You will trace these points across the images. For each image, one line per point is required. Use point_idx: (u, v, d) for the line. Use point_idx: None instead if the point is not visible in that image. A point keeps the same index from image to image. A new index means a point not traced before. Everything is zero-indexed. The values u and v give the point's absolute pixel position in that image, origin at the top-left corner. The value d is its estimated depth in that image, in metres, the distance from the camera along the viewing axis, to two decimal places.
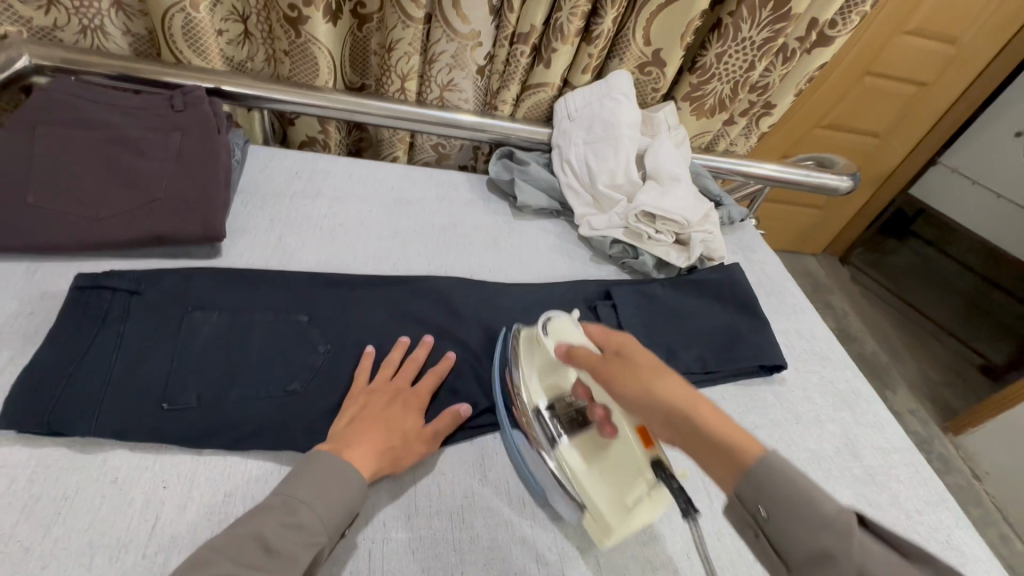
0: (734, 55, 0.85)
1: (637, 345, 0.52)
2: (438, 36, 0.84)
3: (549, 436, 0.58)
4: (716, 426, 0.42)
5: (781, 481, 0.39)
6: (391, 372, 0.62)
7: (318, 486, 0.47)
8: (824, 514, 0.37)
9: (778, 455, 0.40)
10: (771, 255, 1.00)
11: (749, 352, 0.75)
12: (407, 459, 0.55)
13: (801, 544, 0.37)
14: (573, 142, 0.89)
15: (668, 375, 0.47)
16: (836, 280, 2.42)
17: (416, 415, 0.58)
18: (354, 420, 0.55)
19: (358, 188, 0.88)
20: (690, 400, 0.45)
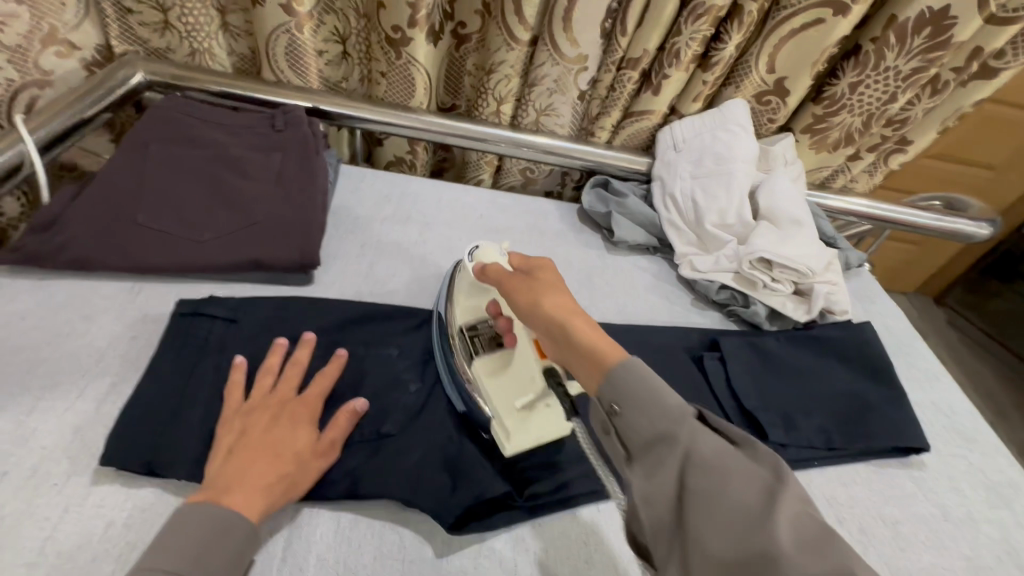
0: (872, 85, 0.75)
1: (552, 270, 0.54)
2: (542, 60, 0.80)
3: (466, 351, 0.59)
4: (591, 333, 0.46)
5: (633, 376, 0.41)
6: (268, 381, 0.53)
7: (201, 548, 0.41)
8: (665, 406, 0.40)
9: (637, 360, 0.43)
10: (895, 308, 0.89)
11: (886, 431, 0.65)
12: (305, 483, 0.48)
13: (644, 424, 0.40)
14: (678, 175, 0.82)
15: (584, 315, 0.48)
16: (931, 323, 2.20)
17: (305, 427, 0.51)
18: (236, 447, 0.47)
19: (447, 214, 0.84)
20: (567, 310, 0.48)
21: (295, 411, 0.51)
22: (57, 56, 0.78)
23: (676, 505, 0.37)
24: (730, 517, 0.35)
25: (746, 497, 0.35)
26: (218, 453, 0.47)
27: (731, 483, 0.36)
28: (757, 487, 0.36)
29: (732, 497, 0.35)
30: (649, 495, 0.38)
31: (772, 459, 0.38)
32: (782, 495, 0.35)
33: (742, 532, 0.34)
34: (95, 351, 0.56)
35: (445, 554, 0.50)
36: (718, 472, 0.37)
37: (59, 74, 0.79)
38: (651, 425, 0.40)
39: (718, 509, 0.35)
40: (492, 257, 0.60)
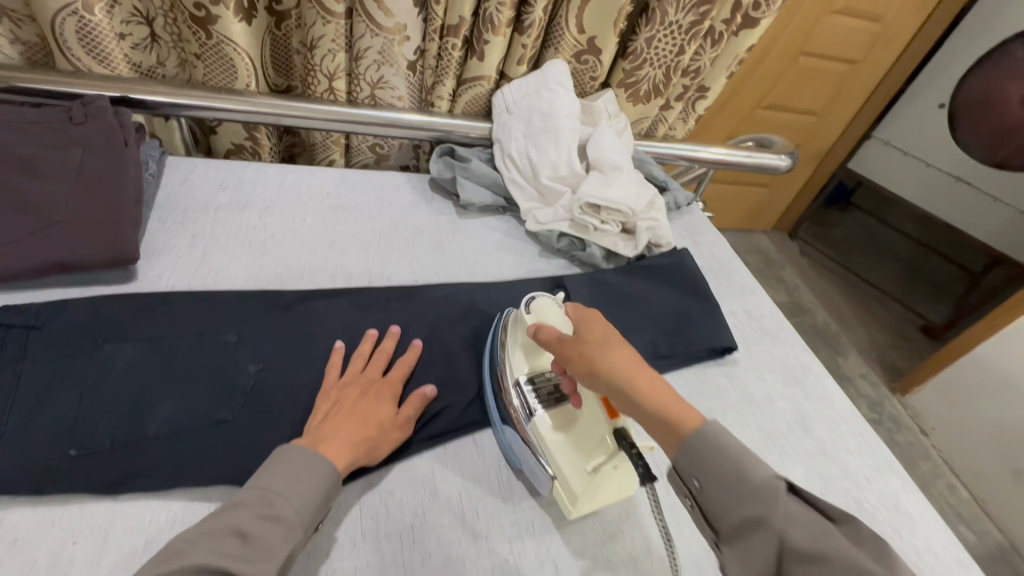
0: (663, 39, 0.86)
1: (595, 323, 0.56)
2: (361, 32, 0.80)
3: (525, 405, 0.58)
4: (665, 393, 0.49)
5: (713, 439, 0.45)
6: (359, 365, 0.60)
7: (294, 479, 0.46)
8: (747, 479, 0.42)
9: (711, 425, 0.45)
10: (719, 236, 1.01)
11: (702, 337, 0.75)
12: (382, 448, 0.55)
13: (728, 509, 0.42)
14: (513, 136, 0.87)
15: (619, 349, 0.52)
16: (787, 255, 2.50)
17: (388, 404, 0.57)
18: (333, 411, 0.54)
19: (291, 196, 0.83)
20: (635, 365, 0.51)
21: (385, 389, 0.58)
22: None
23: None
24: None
25: None
26: (312, 417, 0.54)
27: (814, 549, 0.37)
28: (856, 553, 0.37)
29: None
30: (741, 572, 0.41)
31: (873, 541, 0.38)
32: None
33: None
34: None
35: None
36: (814, 559, 0.37)
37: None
38: (738, 507, 0.42)
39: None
40: (554, 317, 0.62)
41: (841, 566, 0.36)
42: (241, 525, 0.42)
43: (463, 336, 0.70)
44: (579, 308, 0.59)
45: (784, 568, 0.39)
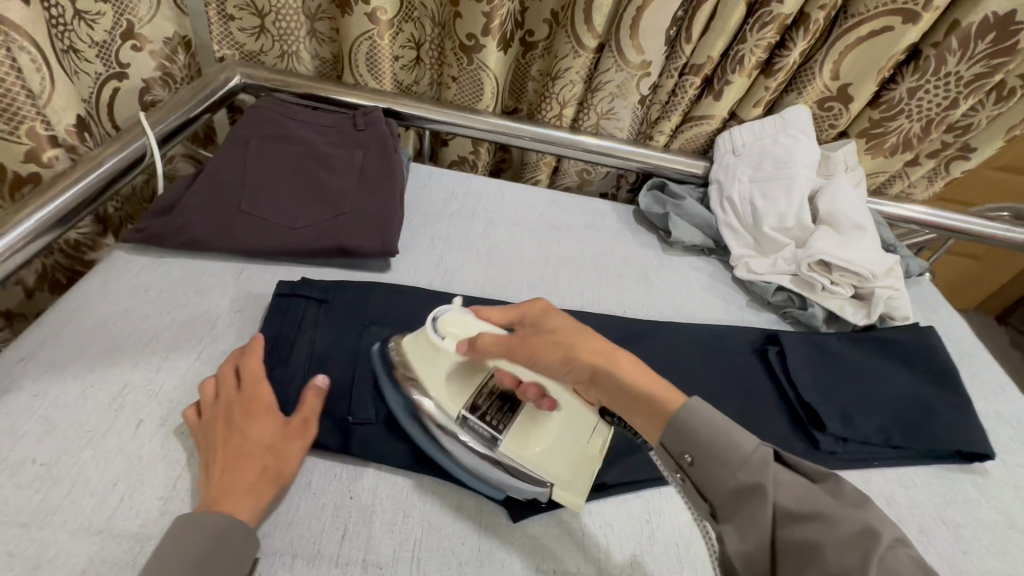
0: (931, 91, 0.78)
1: (554, 315, 0.54)
2: (607, 66, 0.83)
3: (487, 435, 0.53)
4: (637, 373, 0.47)
5: (707, 416, 0.42)
6: (214, 389, 0.52)
7: (197, 556, 0.41)
8: (739, 452, 0.40)
9: (702, 404, 0.43)
10: (958, 317, 0.87)
11: (949, 435, 0.64)
12: (287, 468, 0.48)
13: (723, 474, 0.41)
14: (737, 179, 0.84)
15: (584, 337, 0.50)
16: (993, 343, 2.08)
17: (267, 417, 0.50)
18: (212, 459, 0.47)
19: (511, 212, 0.89)
20: (603, 351, 0.49)
21: (261, 395, 0.51)
22: (133, 50, 0.79)
23: (773, 555, 0.38)
24: (727, 466, 0.40)
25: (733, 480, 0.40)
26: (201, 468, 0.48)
27: (717, 454, 0.41)
28: (745, 462, 0.40)
29: (833, 557, 0.36)
30: (749, 555, 0.39)
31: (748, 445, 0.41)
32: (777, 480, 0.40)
33: (853, 554, 0.35)
34: (206, 321, 0.62)
35: (520, 519, 0.52)
36: (717, 453, 0.41)
37: (136, 67, 0.81)
38: (676, 441, 0.43)
39: (713, 470, 0.41)
40: (463, 324, 0.55)
41: (723, 445, 0.41)
42: None
43: (671, 377, 0.68)
44: (500, 313, 0.57)
45: (782, 527, 0.39)
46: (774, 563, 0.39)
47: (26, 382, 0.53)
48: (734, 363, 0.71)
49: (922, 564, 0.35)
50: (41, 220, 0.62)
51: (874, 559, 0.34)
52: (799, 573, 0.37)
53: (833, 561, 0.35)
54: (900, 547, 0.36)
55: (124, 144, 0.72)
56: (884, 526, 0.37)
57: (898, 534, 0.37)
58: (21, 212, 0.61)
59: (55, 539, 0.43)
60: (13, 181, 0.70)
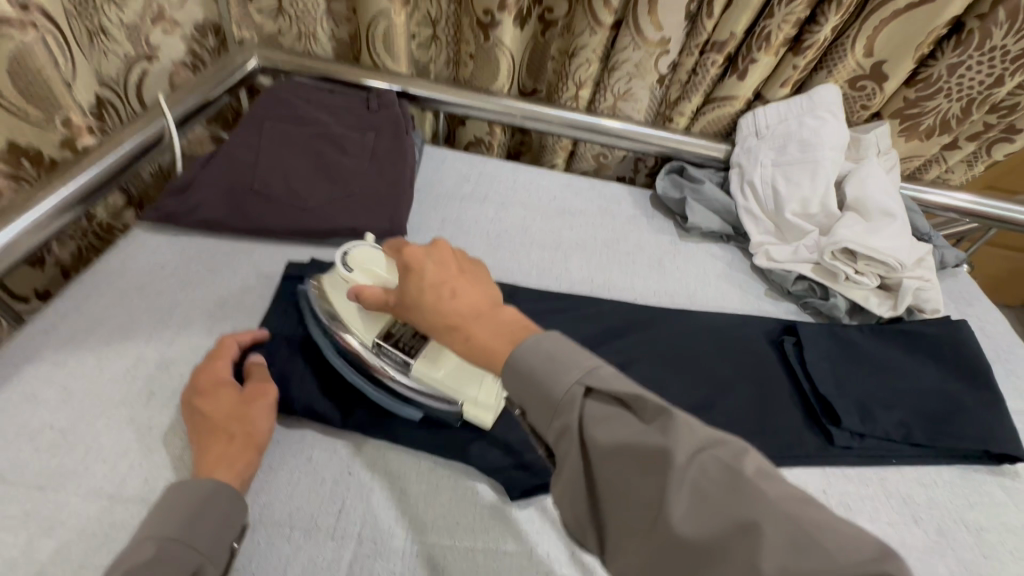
0: (974, 67, 0.72)
1: (409, 279, 0.45)
2: (624, 44, 0.81)
3: (398, 361, 0.52)
4: (477, 348, 0.41)
5: (531, 354, 0.39)
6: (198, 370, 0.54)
7: (189, 515, 0.41)
8: (549, 398, 0.37)
9: (533, 339, 0.39)
10: (996, 312, 0.82)
11: (977, 434, 0.61)
12: (259, 425, 0.49)
13: (545, 424, 0.38)
14: (759, 163, 0.80)
15: (427, 311, 0.43)
16: None
17: (229, 390, 0.50)
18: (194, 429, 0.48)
19: (523, 195, 0.87)
20: (450, 321, 0.42)
21: (217, 368, 0.52)
22: (165, 32, 0.82)
23: (592, 493, 0.37)
24: (550, 408, 0.37)
25: (554, 426, 0.38)
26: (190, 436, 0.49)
27: (539, 393, 0.38)
28: (564, 400, 0.37)
29: (643, 493, 0.34)
30: (569, 498, 0.38)
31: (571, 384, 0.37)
32: (596, 416, 0.37)
33: (656, 489, 0.34)
34: (216, 299, 0.63)
35: (516, 502, 0.52)
36: (541, 391, 0.38)
37: (168, 49, 0.84)
38: (510, 388, 0.39)
39: (538, 415, 0.38)
40: (374, 257, 0.57)
41: (545, 387, 0.38)
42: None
43: (680, 366, 0.66)
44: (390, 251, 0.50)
45: (597, 465, 0.37)
46: (592, 498, 0.37)
47: (47, 353, 0.55)
48: (749, 353, 0.68)
49: (725, 474, 0.33)
50: (63, 198, 0.64)
51: (675, 491, 0.33)
52: (614, 508, 0.36)
53: (639, 493, 0.35)
54: (700, 459, 0.34)
55: (144, 125, 0.74)
56: (687, 443, 0.34)
57: (702, 444, 0.34)
58: (41, 193, 0.63)
59: (69, 502, 0.46)
60: (49, 164, 0.68)
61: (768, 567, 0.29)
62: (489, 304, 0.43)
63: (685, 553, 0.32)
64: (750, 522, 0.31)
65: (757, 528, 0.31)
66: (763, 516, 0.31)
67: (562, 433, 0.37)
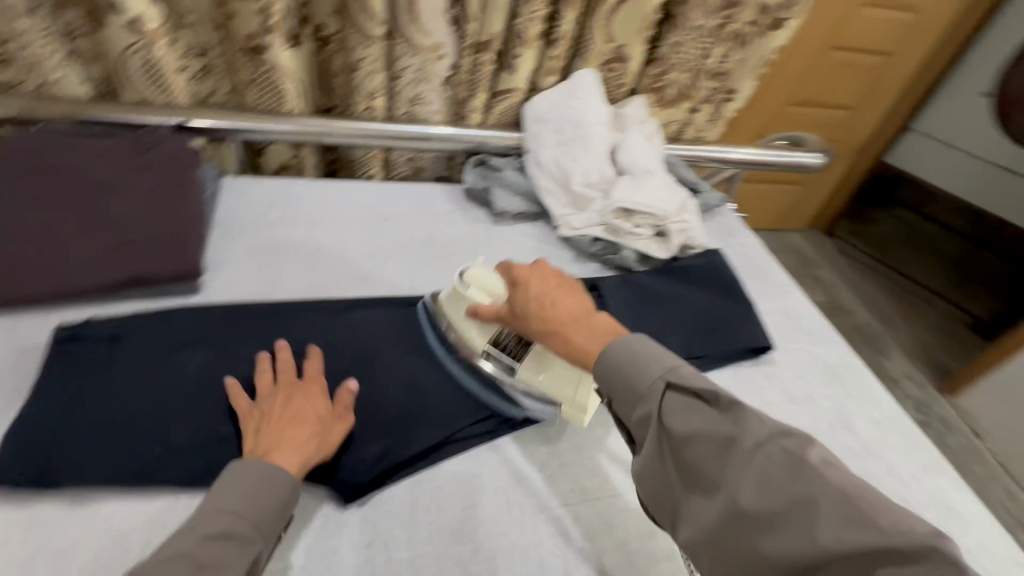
0: (688, 43, 0.89)
1: (525, 290, 0.59)
2: (400, 53, 0.84)
3: (505, 368, 0.64)
4: (577, 350, 0.54)
5: (616, 353, 0.50)
6: (268, 378, 0.58)
7: (246, 493, 0.47)
8: (636, 388, 0.48)
9: (626, 341, 0.51)
10: (751, 237, 1.01)
11: (738, 336, 0.75)
12: (331, 437, 0.56)
13: (630, 411, 0.48)
14: (544, 145, 0.90)
15: (551, 321, 0.56)
16: (825, 254, 2.37)
17: (317, 401, 0.57)
18: (261, 430, 0.53)
19: (337, 209, 0.88)
20: (552, 327, 0.55)
21: (309, 371, 0.60)
22: None
23: (671, 470, 0.46)
24: (633, 396, 0.48)
25: (637, 413, 0.48)
26: (247, 436, 0.54)
27: (621, 385, 0.49)
28: (649, 389, 0.47)
29: (713, 467, 0.43)
30: (648, 473, 0.47)
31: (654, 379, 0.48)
32: (677, 406, 0.47)
33: (719, 466, 0.43)
34: None
35: (348, 505, 0.55)
36: (628, 383, 0.49)
37: None
38: (603, 384, 0.50)
39: (622, 403, 0.49)
40: (483, 277, 0.69)
41: (626, 381, 0.49)
42: (193, 554, 0.42)
43: None
44: (521, 268, 0.61)
45: (677, 450, 0.46)
46: (671, 475, 0.46)
47: None
48: None
49: (789, 460, 0.41)
50: None
51: (733, 469, 0.42)
52: (690, 482, 0.45)
53: (711, 469, 0.43)
54: (773, 445, 0.42)
55: None
56: (757, 433, 0.43)
57: (775, 433, 0.43)
58: None
59: None
60: None
61: (824, 534, 0.38)
62: (585, 312, 0.56)
63: (750, 519, 0.40)
64: (808, 499, 0.39)
65: (814, 501, 0.39)
66: (814, 491, 0.39)
67: (642, 418, 0.47)
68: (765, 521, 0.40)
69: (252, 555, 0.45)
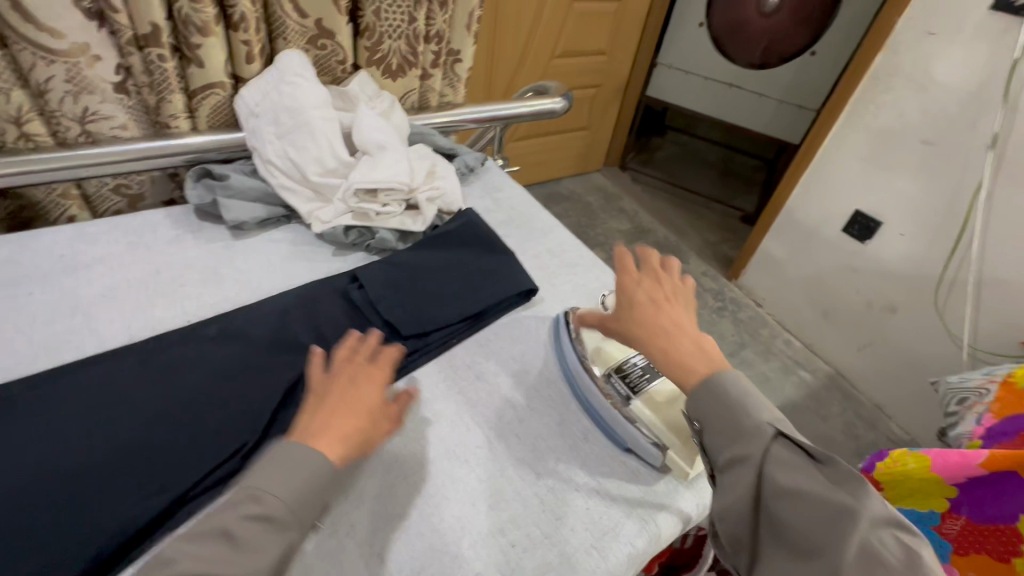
0: (389, 9, 0.86)
1: (636, 287, 0.58)
2: (32, 63, 0.68)
3: (623, 394, 0.64)
4: (673, 360, 0.52)
5: (725, 387, 0.50)
6: (344, 354, 0.56)
7: (297, 481, 0.45)
8: (742, 426, 0.47)
9: (734, 376, 0.51)
10: (516, 188, 1.05)
11: (502, 287, 0.76)
12: (376, 438, 0.50)
13: (721, 448, 0.48)
14: (266, 140, 0.81)
15: (653, 319, 0.55)
16: (622, 186, 2.63)
17: (373, 389, 0.53)
18: (320, 406, 0.50)
19: (11, 269, 0.70)
20: (653, 332, 0.54)
21: (385, 361, 0.55)
22: None
23: (752, 511, 0.44)
24: (728, 425, 0.48)
25: (727, 448, 0.47)
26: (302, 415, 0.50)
27: (717, 413, 0.49)
28: (749, 431, 0.47)
29: (805, 530, 0.41)
30: (724, 514, 0.45)
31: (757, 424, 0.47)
32: (778, 458, 0.45)
33: (815, 526, 0.41)
34: None
35: None
36: (728, 416, 0.48)
37: None
38: (699, 408, 0.50)
39: (714, 432, 0.48)
40: None
41: (721, 416, 0.49)
42: (228, 527, 0.41)
43: (255, 364, 0.63)
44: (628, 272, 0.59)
45: (769, 503, 0.43)
46: (755, 521, 0.44)
47: None
48: (323, 316, 0.70)
49: (901, 551, 0.40)
50: None
51: (828, 531, 0.40)
52: (773, 533, 0.43)
53: (807, 535, 0.41)
54: (886, 530, 0.41)
55: None
56: (872, 514, 0.41)
57: (883, 515, 0.41)
58: None
59: None
60: None
61: None
62: (692, 330, 0.55)
63: None
64: None
65: None
66: None
67: (732, 453, 0.46)
68: None
69: (285, 547, 0.43)
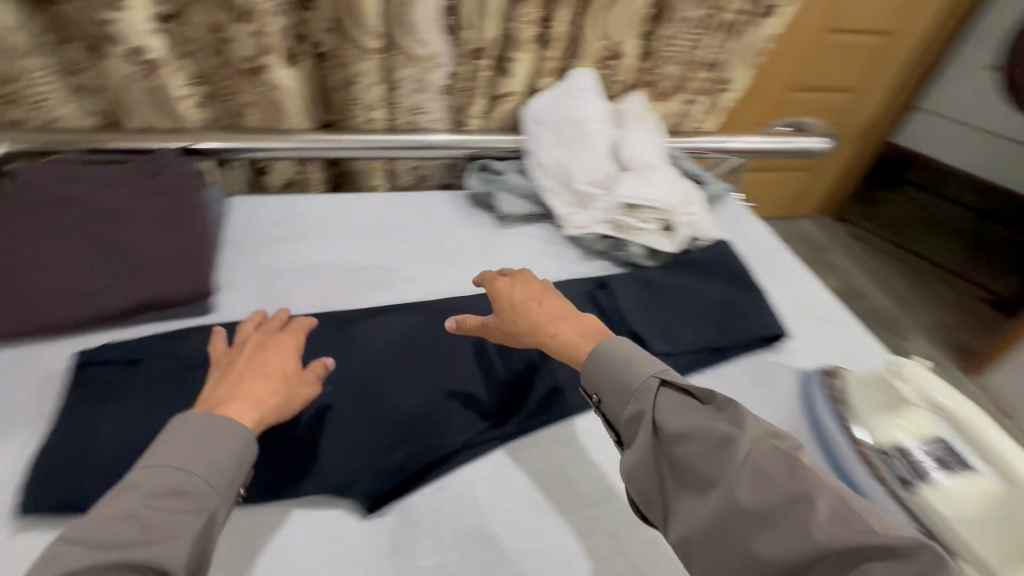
0: (679, 36, 0.90)
1: (505, 285, 0.62)
2: (398, 64, 0.85)
3: (907, 474, 0.58)
4: (561, 341, 0.56)
5: (601, 359, 0.51)
6: (255, 325, 0.59)
7: (187, 455, 0.42)
8: (628, 386, 0.48)
9: (615, 342, 0.52)
10: (760, 226, 1.00)
11: (753, 326, 0.73)
12: (295, 398, 0.53)
13: (620, 408, 0.48)
14: (545, 146, 0.89)
15: (531, 305, 0.59)
16: (836, 238, 2.33)
17: (519, 285, 0.62)
18: (228, 370, 0.52)
19: (342, 222, 0.88)
20: (535, 322, 0.58)
21: (282, 341, 0.57)
22: None
23: (658, 472, 0.44)
24: (623, 378, 0.49)
25: (624, 402, 0.48)
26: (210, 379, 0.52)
27: (614, 373, 0.49)
28: (657, 386, 0.47)
29: (701, 468, 0.41)
30: (633, 471, 0.46)
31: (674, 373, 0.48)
32: (672, 405, 0.45)
33: (709, 459, 0.41)
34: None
35: (371, 515, 0.54)
36: (617, 366, 0.50)
37: None
38: (594, 376, 0.51)
39: (603, 388, 0.50)
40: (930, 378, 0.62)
41: (614, 373, 0.49)
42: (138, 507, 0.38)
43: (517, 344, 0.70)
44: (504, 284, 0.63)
45: (671, 450, 0.44)
46: (660, 474, 0.44)
47: None
48: None
49: (793, 466, 0.40)
50: None
51: (719, 464, 0.41)
52: (681, 486, 0.43)
53: (703, 472, 0.41)
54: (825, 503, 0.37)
55: None
56: (818, 481, 0.39)
57: (782, 453, 0.41)
58: None
59: None
60: None
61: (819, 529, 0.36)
62: (573, 317, 0.58)
63: (748, 515, 0.38)
64: (805, 496, 0.38)
65: (810, 500, 0.37)
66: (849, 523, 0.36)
67: (632, 411, 0.47)
68: (765, 517, 0.38)
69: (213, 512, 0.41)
